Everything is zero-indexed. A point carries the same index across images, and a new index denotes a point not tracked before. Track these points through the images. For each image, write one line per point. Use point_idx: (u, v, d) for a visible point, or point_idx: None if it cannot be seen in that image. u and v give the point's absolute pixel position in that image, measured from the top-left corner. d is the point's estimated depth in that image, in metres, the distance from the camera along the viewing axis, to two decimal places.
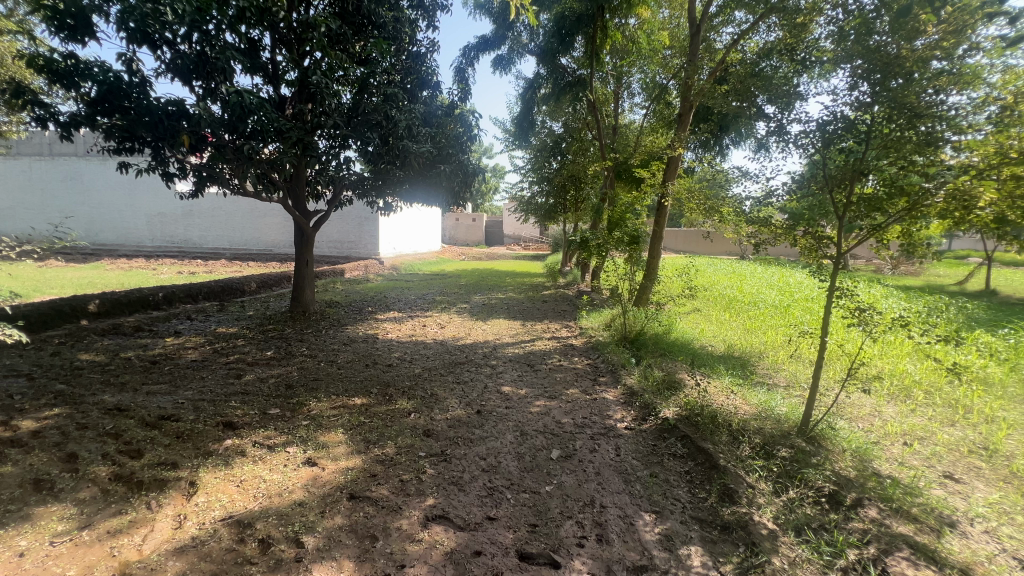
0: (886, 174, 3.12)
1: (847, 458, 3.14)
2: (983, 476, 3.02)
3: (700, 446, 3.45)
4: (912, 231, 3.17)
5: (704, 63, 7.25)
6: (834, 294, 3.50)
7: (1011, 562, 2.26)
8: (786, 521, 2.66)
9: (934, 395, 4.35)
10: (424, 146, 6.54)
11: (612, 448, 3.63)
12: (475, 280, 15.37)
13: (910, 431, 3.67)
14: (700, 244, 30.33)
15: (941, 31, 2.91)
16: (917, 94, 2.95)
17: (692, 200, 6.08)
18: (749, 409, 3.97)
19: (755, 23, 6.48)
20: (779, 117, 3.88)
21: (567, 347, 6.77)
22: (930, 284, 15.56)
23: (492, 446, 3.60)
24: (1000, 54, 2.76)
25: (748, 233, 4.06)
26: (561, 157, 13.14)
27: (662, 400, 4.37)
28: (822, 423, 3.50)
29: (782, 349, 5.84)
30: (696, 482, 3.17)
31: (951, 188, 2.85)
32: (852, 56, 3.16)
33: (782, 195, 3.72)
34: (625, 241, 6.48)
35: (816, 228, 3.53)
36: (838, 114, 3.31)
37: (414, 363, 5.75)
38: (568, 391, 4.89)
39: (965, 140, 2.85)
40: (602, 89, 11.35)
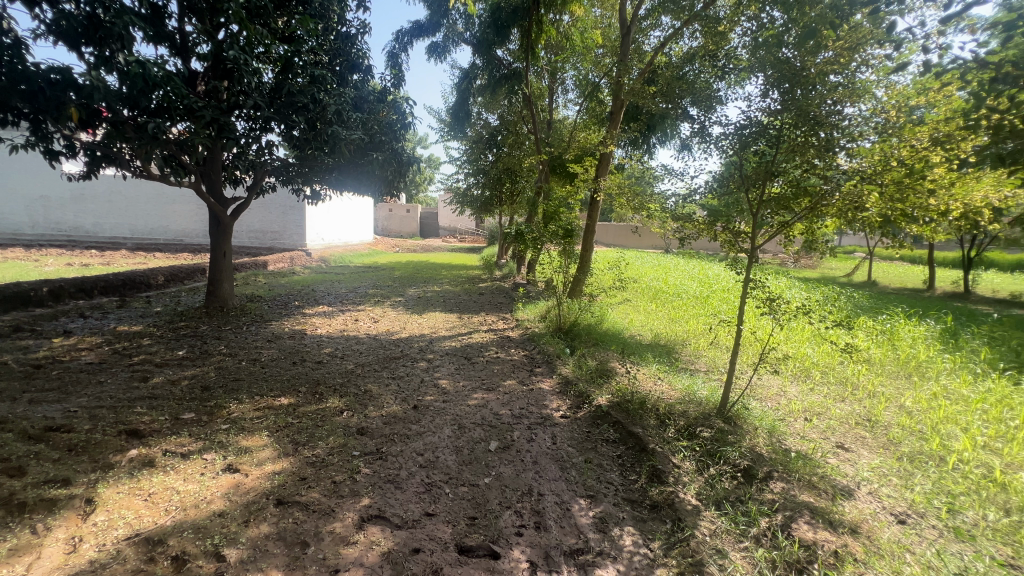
0: (791, 176, 3.43)
1: (759, 435, 3.45)
2: (867, 444, 3.45)
3: (631, 431, 3.63)
4: (813, 228, 3.53)
5: (634, 64, 7.50)
6: (749, 285, 3.81)
7: (889, 518, 2.60)
8: (708, 497, 2.88)
9: (829, 374, 4.89)
10: (355, 133, 6.21)
11: (549, 437, 3.72)
12: (409, 272, 15.03)
13: (810, 407, 4.10)
14: (628, 237, 31.78)
15: (838, 47, 3.22)
16: (820, 104, 3.24)
17: (622, 196, 6.30)
18: (674, 393, 4.23)
19: (680, 29, 6.78)
20: (702, 118, 4.13)
21: (504, 339, 6.83)
22: (826, 276, 17.40)
23: (429, 441, 3.55)
24: (885, 73, 3.12)
25: (673, 228, 4.33)
26: (496, 149, 13.12)
27: (595, 388, 4.54)
28: (737, 404, 3.82)
29: (702, 336, 6.28)
30: (627, 465, 3.33)
31: (845, 190, 3.19)
32: (764, 65, 3.42)
33: (702, 193, 3.98)
34: (559, 235, 6.62)
35: (732, 225, 3.81)
36: (752, 118, 3.57)
37: (346, 360, 5.52)
38: (505, 382, 4.94)
39: (858, 148, 3.18)
40: (537, 83, 11.44)
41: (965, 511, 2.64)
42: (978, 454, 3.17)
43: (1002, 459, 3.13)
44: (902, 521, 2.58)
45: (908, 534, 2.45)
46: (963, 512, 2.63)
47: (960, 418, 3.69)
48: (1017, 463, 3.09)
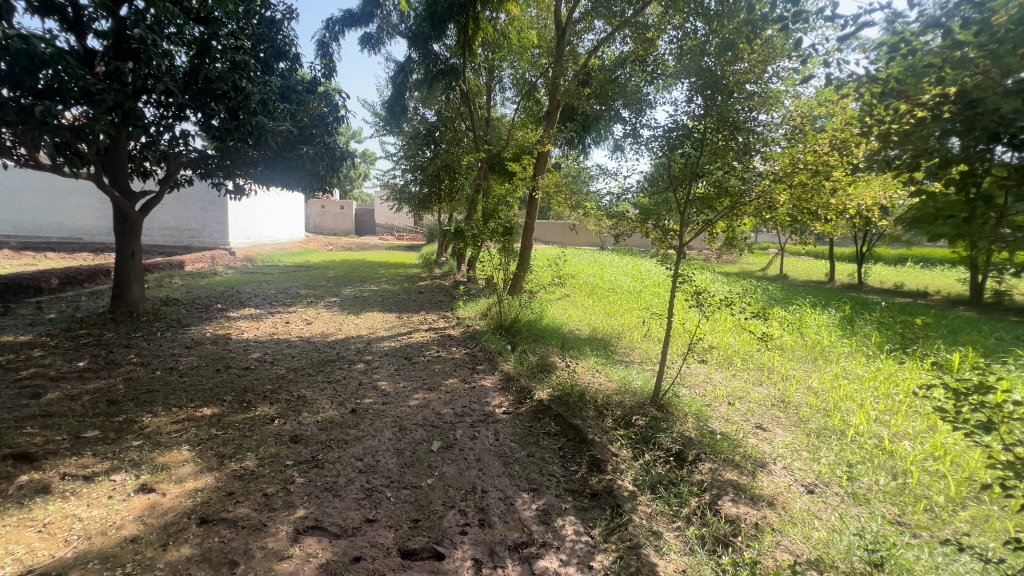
0: (713, 177, 3.69)
1: (688, 420, 3.67)
2: (782, 424, 3.78)
3: (571, 423, 3.73)
4: (733, 225, 3.81)
5: (569, 66, 7.65)
6: (678, 279, 4.04)
7: (800, 489, 2.87)
8: (644, 482, 3.02)
9: (748, 360, 5.31)
10: (283, 124, 5.84)
11: (492, 433, 3.74)
12: (344, 271, 14.45)
13: (732, 392, 4.43)
14: (566, 236, 32.59)
15: (752, 60, 3.48)
16: (737, 110, 3.49)
17: (559, 194, 6.43)
18: (611, 384, 4.40)
19: (612, 33, 6.91)
20: (633, 120, 4.31)
21: (445, 338, 6.75)
22: (745, 271, 18.83)
23: (369, 445, 3.44)
24: (792, 84, 3.41)
25: (608, 226, 4.51)
26: (434, 145, 12.93)
27: (536, 383, 4.61)
28: (669, 392, 4.04)
29: (636, 329, 6.59)
30: (568, 456, 3.43)
31: (759, 191, 3.48)
32: (689, 73, 3.64)
33: (634, 192, 4.18)
34: (499, 232, 6.64)
35: (662, 222, 4.03)
36: (679, 122, 3.78)
37: (277, 365, 5.21)
38: (446, 381, 4.89)
39: (771, 152, 3.47)
40: (475, 80, 11.36)
41: (861, 477, 2.96)
42: (870, 427, 3.58)
43: (890, 429, 3.55)
44: (811, 491, 2.86)
45: (816, 503, 2.72)
46: (861, 478, 2.95)
47: (856, 395, 4.14)
48: (901, 432, 3.51)
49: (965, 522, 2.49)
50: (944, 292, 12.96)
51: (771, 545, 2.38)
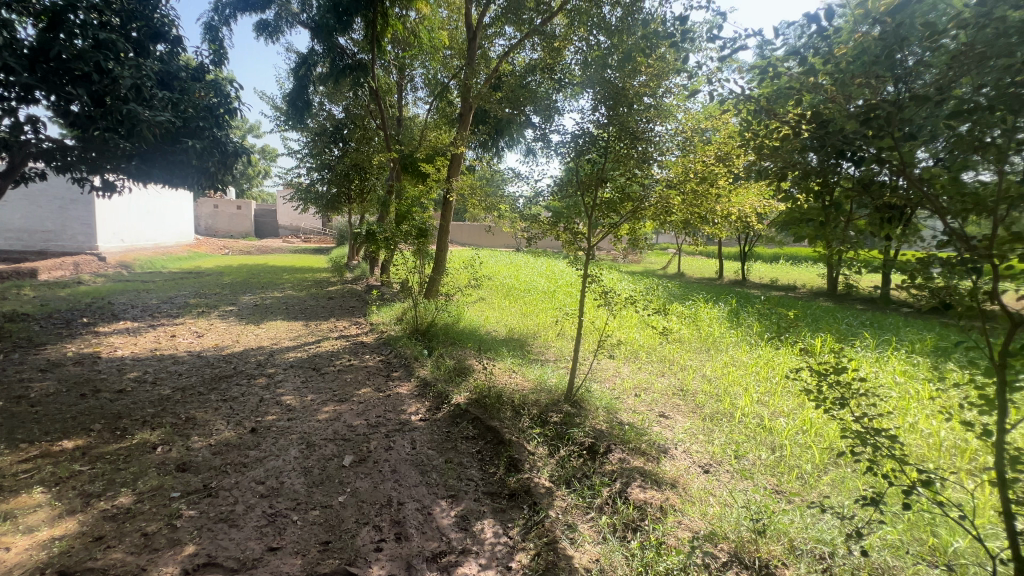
0: (617, 182, 3.91)
1: (599, 413, 3.85)
2: (682, 411, 4.12)
3: (489, 425, 3.74)
4: (636, 228, 4.09)
5: (481, 69, 7.69)
6: (587, 279, 4.24)
7: (698, 470, 3.14)
8: (560, 477, 3.12)
9: (652, 353, 5.72)
10: (162, 114, 5.15)
11: (408, 442, 3.63)
12: (241, 277, 13.24)
13: (638, 384, 4.74)
14: (482, 237, 32.78)
15: (648, 73, 3.73)
16: (637, 121, 3.72)
17: (474, 196, 6.45)
18: (527, 384, 4.49)
19: (522, 40, 7.07)
20: (542, 126, 4.45)
21: (357, 346, 6.44)
22: (648, 270, 20.23)
23: (272, 466, 3.17)
24: (682, 99, 3.72)
25: (523, 228, 4.68)
26: (342, 144, 12.47)
27: (453, 387, 4.56)
28: (581, 388, 4.22)
29: (550, 328, 6.79)
30: (487, 459, 3.44)
31: (657, 196, 3.78)
32: (593, 84, 3.85)
33: (546, 196, 4.36)
34: (413, 235, 6.48)
35: (572, 225, 4.24)
36: (584, 129, 3.97)
37: (160, 385, 4.61)
38: (359, 391, 4.66)
39: (667, 161, 3.75)
40: (384, 78, 10.99)
41: (746, 454, 3.31)
42: (753, 408, 4.02)
43: (769, 408, 4.03)
44: (706, 471, 3.14)
45: (711, 481, 2.99)
46: (746, 455, 3.30)
47: (742, 380, 4.64)
48: (777, 410, 3.99)
49: (827, 484, 2.89)
50: (808, 286, 14.99)
51: (674, 525, 2.56)
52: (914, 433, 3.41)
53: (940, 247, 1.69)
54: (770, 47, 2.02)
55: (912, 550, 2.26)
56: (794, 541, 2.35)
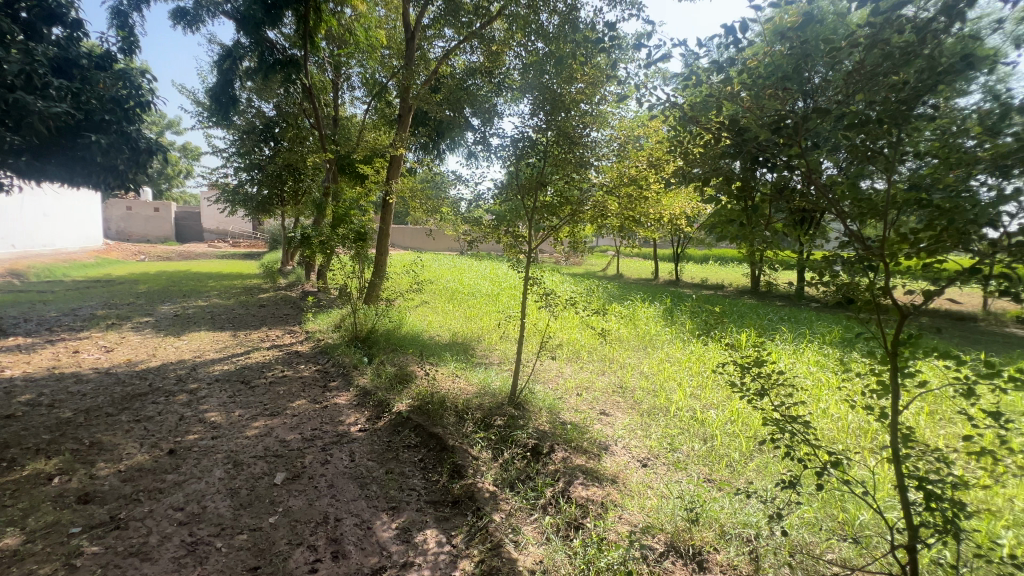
0: (557, 186, 3.99)
1: (542, 414, 3.90)
2: (621, 407, 4.26)
3: (431, 432, 3.66)
4: (576, 231, 4.19)
5: (420, 70, 7.57)
6: (529, 281, 4.29)
7: (636, 464, 3.26)
8: (504, 480, 3.11)
9: (593, 352, 5.88)
10: (59, 106, 4.65)
11: (346, 455, 3.48)
12: (159, 285, 12.17)
13: (580, 383, 4.85)
14: (424, 240, 32.33)
15: (585, 82, 3.84)
16: (574, 127, 3.81)
17: (415, 199, 6.32)
18: (471, 388, 4.45)
19: (461, 43, 7.04)
20: (482, 129, 4.44)
21: (291, 355, 6.10)
22: (589, 272, 20.85)
23: (194, 490, 2.92)
24: (616, 106, 3.85)
25: (464, 231, 4.68)
26: (273, 143, 11.94)
27: (394, 394, 4.43)
28: (525, 389, 4.24)
29: (494, 331, 6.79)
30: (429, 467, 3.37)
31: (594, 200, 3.90)
32: (531, 89, 3.90)
33: (488, 199, 4.38)
34: (351, 238, 6.23)
35: (513, 229, 4.29)
36: (524, 133, 4.01)
37: (60, 407, 4.11)
38: (293, 404, 4.41)
39: (603, 166, 3.87)
40: (318, 75, 10.53)
41: (681, 446, 3.47)
42: (687, 402, 4.24)
43: (701, 401, 4.26)
44: (644, 464, 3.26)
45: (649, 474, 3.10)
46: (680, 447, 3.46)
47: (676, 376, 4.88)
48: (708, 403, 4.23)
49: (752, 470, 3.10)
50: (734, 285, 16.09)
51: (614, 520, 2.63)
52: (826, 418, 3.74)
53: (842, 248, 1.86)
54: (695, 57, 2.13)
55: (825, 525, 2.46)
56: (724, 526, 2.49)
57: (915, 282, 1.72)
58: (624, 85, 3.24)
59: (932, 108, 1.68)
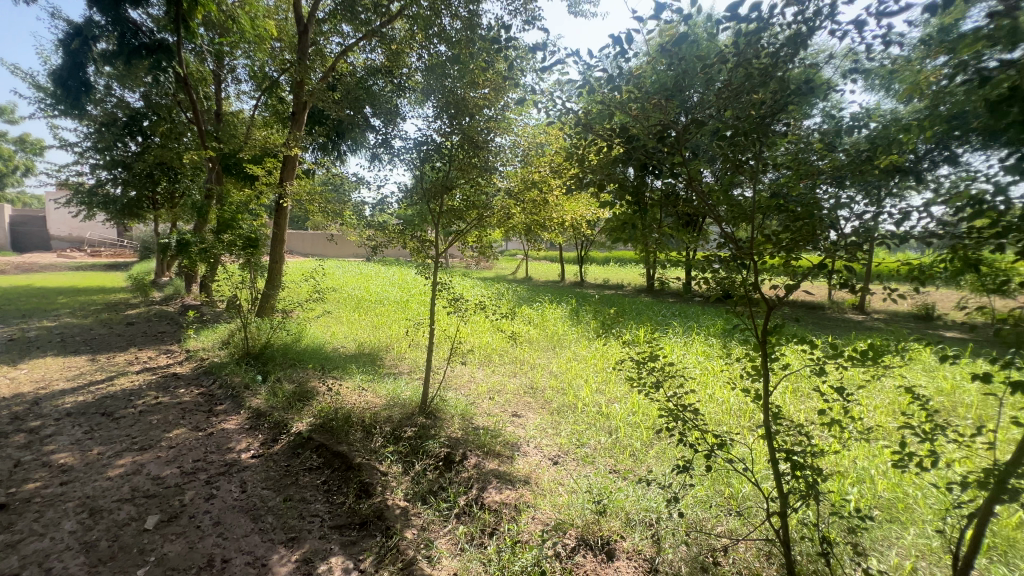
0: (463, 190, 3.97)
1: (455, 421, 3.84)
2: (533, 408, 4.35)
3: (336, 451, 3.43)
4: (483, 235, 4.21)
5: (315, 66, 7.11)
6: (437, 287, 4.22)
7: (548, 463, 3.34)
8: (415, 494, 3.00)
9: (504, 355, 5.94)
10: None
11: (236, 486, 3.14)
12: None
13: (492, 387, 4.86)
14: (326, 247, 30.52)
15: (488, 88, 3.86)
16: (479, 131, 3.81)
17: (312, 202, 5.91)
18: (379, 400, 4.26)
19: (360, 41, 6.74)
20: (385, 130, 4.29)
21: (167, 378, 5.37)
22: (500, 275, 21.15)
23: (34, 551, 2.43)
24: (519, 113, 3.93)
25: (368, 235, 4.46)
26: (142, 137, 10.50)
27: (293, 414, 4.08)
28: (436, 398, 4.15)
29: (403, 339, 6.58)
30: (333, 489, 3.15)
31: (500, 204, 3.93)
32: (434, 91, 3.84)
33: (394, 203, 4.24)
34: (239, 245, 5.64)
35: (420, 234, 4.20)
36: (429, 137, 3.94)
37: None
38: (170, 434, 3.88)
39: (508, 171, 3.93)
40: (196, 64, 9.45)
41: (588, 441, 3.62)
42: (593, 397, 4.45)
43: (606, 396, 4.49)
44: (555, 462, 3.35)
45: (559, 471, 3.19)
46: (588, 441, 3.62)
47: (583, 373, 5.10)
48: (612, 397, 4.48)
49: (652, 457, 3.33)
50: (633, 285, 17.30)
51: (527, 521, 2.67)
52: (712, 402, 4.14)
53: (719, 249, 2.06)
54: (589, 68, 2.24)
55: (714, 501, 2.72)
56: (629, 514, 2.64)
57: (778, 278, 1.95)
58: (525, 93, 3.33)
59: (784, 126, 1.92)
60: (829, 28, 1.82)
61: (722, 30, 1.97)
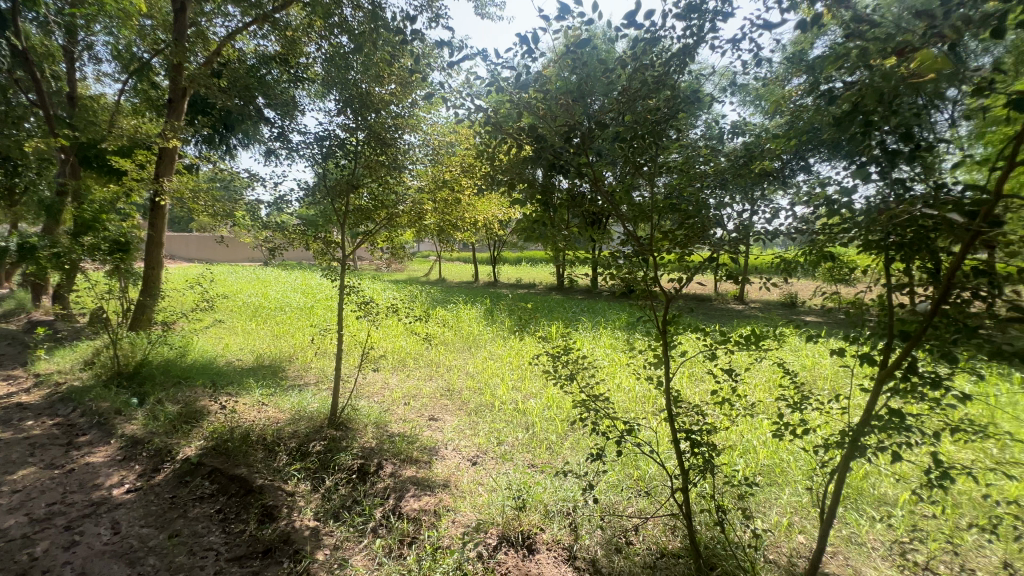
0: (371, 190, 3.82)
1: (368, 431, 3.67)
2: (451, 410, 4.30)
3: (233, 475, 3.11)
4: (394, 236, 4.07)
5: (196, 49, 6.38)
6: (345, 291, 4.00)
7: (466, 464, 3.32)
8: (326, 512, 2.82)
9: (419, 358, 5.80)
10: None
11: (107, 528, 2.71)
12: None
13: (407, 392, 4.72)
14: (215, 250, 27.59)
15: (394, 84, 3.74)
16: (386, 128, 3.68)
17: (196, 201, 5.30)
18: (283, 415, 3.94)
19: (249, 25, 6.18)
20: (281, 123, 3.96)
21: (10, 409, 4.49)
22: (412, 277, 20.64)
23: None
24: (428, 111, 3.86)
25: (265, 237, 4.10)
26: None
27: (179, 438, 3.63)
28: (347, 407, 3.94)
29: (308, 348, 6.15)
30: (230, 517, 2.84)
31: (411, 204, 3.85)
32: (336, 85, 3.64)
33: (294, 203, 3.94)
34: (104, 249, 4.89)
35: (325, 235, 3.95)
36: (331, 132, 3.71)
37: None
38: (15, 476, 3.25)
39: (418, 170, 3.85)
40: (39, 37, 8.02)
41: (506, 438, 3.67)
42: (509, 395, 4.50)
43: (522, 392, 4.58)
44: (474, 463, 3.34)
45: (479, 472, 3.19)
46: (506, 439, 3.66)
47: (499, 371, 5.16)
48: (528, 393, 4.57)
49: (567, 448, 3.46)
50: (544, 283, 17.80)
51: (448, 525, 2.63)
52: (620, 390, 4.40)
53: (622, 246, 2.19)
54: (497, 68, 2.25)
55: (624, 484, 2.89)
56: (548, 506, 2.72)
57: (674, 272, 2.12)
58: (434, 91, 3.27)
59: (675, 133, 2.09)
60: (710, 44, 2.00)
61: (620, 39, 2.09)
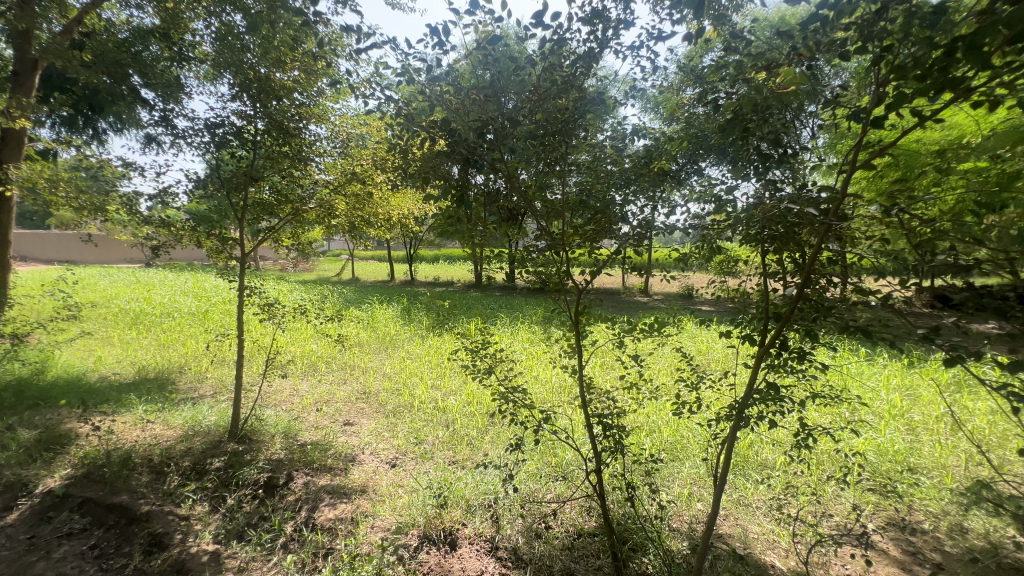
0: (273, 183, 3.55)
1: (276, 442, 3.42)
2: (367, 414, 4.13)
3: (111, 504, 2.73)
4: (300, 233, 3.83)
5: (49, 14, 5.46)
6: (246, 292, 3.67)
7: (385, 467, 3.22)
8: (228, 533, 2.59)
9: (331, 362, 5.49)
10: None
11: None
12: None
13: (320, 397, 4.46)
14: (81, 249, 23.86)
15: (298, 70, 3.50)
16: (290, 117, 3.43)
17: (55, 192, 4.55)
18: (173, 433, 3.53)
19: None
20: (163, 106, 3.52)
21: None
22: (322, 277, 19.47)
23: None
24: (336, 100, 3.66)
25: (146, 233, 3.63)
26: None
27: (38, 468, 3.10)
28: (251, 419, 3.63)
29: (202, 357, 5.56)
30: (108, 552, 2.49)
31: (319, 198, 3.64)
32: (229, 67, 3.31)
33: (181, 196, 3.53)
34: None
35: (220, 231, 3.60)
36: (225, 119, 3.37)
37: None
38: None
39: (326, 162, 3.64)
40: None
41: (427, 438, 3.61)
42: (429, 394, 4.43)
43: (441, 391, 4.52)
44: (393, 465, 3.25)
45: (398, 474, 3.11)
46: (426, 439, 3.60)
47: (418, 371, 5.06)
48: (448, 391, 4.53)
49: (488, 442, 3.48)
50: (463, 282, 17.69)
51: (366, 531, 2.54)
52: (538, 382, 4.52)
53: (536, 242, 2.25)
54: (408, 60, 2.19)
55: (543, 472, 2.98)
56: (470, 501, 2.73)
57: (585, 266, 2.22)
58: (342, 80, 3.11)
59: (583, 134, 2.19)
60: (613, 50, 2.12)
61: (530, 39, 2.14)
